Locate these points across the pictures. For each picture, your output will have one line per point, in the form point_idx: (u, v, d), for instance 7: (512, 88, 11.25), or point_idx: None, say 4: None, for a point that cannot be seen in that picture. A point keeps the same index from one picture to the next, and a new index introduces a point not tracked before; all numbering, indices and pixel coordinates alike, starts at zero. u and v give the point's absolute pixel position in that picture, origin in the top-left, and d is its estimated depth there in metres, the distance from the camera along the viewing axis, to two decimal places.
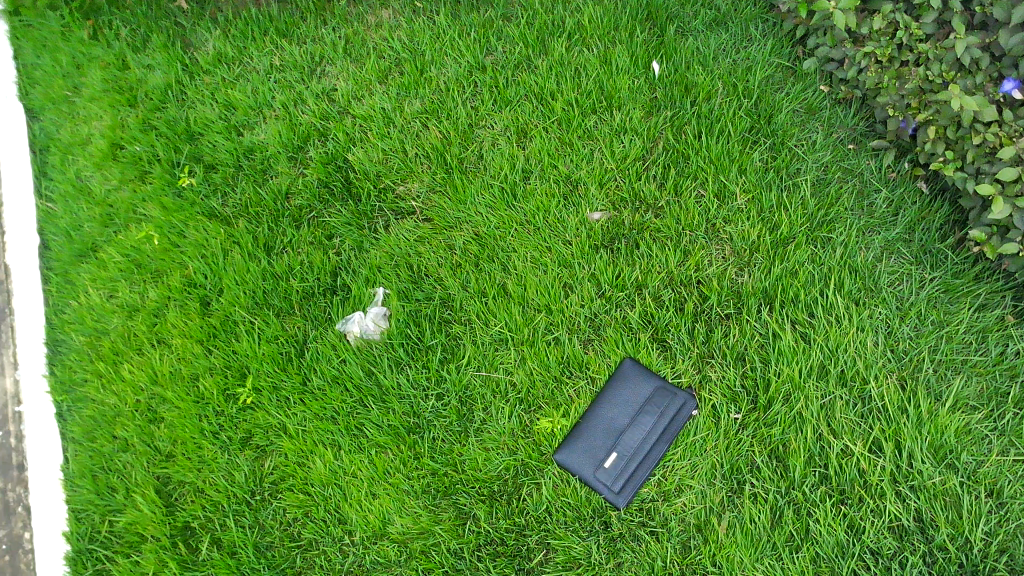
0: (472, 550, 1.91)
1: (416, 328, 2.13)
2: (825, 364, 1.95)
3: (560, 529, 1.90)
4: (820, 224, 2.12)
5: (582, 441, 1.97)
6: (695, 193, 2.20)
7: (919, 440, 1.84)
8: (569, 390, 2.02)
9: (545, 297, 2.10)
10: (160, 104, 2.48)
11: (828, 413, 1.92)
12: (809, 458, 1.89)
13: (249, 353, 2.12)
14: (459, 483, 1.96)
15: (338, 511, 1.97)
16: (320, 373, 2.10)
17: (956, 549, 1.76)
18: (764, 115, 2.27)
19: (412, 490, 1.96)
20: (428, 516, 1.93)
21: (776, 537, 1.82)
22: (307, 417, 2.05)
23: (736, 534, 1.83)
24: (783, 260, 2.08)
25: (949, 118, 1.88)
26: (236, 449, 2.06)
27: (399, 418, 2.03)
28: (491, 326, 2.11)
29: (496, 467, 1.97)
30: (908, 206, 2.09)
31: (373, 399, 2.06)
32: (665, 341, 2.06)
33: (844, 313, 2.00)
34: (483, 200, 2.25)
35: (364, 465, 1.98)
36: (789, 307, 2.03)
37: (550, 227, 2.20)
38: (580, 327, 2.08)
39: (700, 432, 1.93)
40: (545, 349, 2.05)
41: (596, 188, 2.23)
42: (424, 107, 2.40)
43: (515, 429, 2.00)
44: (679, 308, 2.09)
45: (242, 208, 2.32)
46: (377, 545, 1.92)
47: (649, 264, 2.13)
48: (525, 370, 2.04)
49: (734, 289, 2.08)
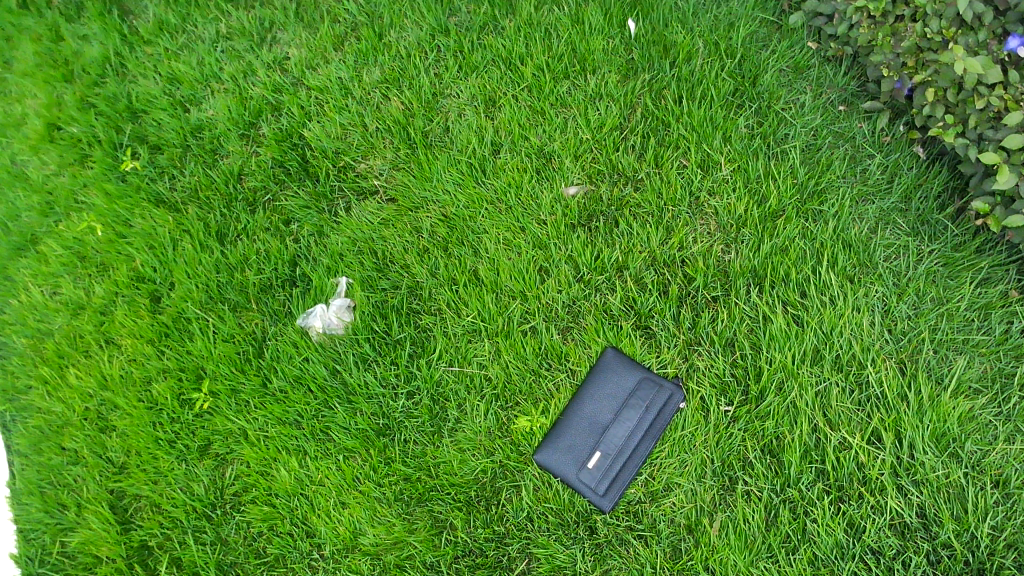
0: (450, 562, 1.76)
1: (383, 322, 2.01)
2: (820, 349, 1.82)
3: (542, 536, 1.76)
4: (812, 195, 2.00)
5: (565, 440, 1.81)
6: (678, 163, 2.09)
7: (921, 429, 1.70)
8: (547, 384, 1.90)
9: (520, 283, 1.98)
10: (99, 78, 2.41)
11: (823, 402, 1.77)
12: (805, 453, 1.74)
13: (204, 353, 1.98)
14: (435, 489, 1.82)
15: (306, 524, 1.82)
16: (281, 374, 1.96)
17: (962, 546, 1.61)
18: (749, 77, 2.16)
19: (385, 498, 1.82)
20: (403, 526, 1.79)
21: (771, 538, 1.67)
22: (268, 421, 1.91)
23: (729, 535, 1.69)
24: (773, 236, 1.96)
25: (948, 80, 1.70)
26: (195, 458, 1.91)
27: (368, 421, 1.90)
28: (463, 316, 1.99)
29: (473, 470, 1.83)
30: (903, 172, 1.98)
31: (339, 400, 1.93)
32: (649, 329, 1.93)
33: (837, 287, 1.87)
34: (449, 176, 2.15)
35: (332, 473, 1.84)
36: (781, 287, 1.90)
37: (523, 205, 2.09)
38: (559, 315, 1.96)
39: (688, 426, 1.80)
40: (522, 341, 1.93)
41: (572, 160, 2.13)
42: (384, 76, 2.31)
43: (491, 429, 1.87)
44: (662, 292, 1.97)
45: (192, 193, 2.22)
46: (349, 559, 1.77)
47: (629, 243, 2.01)
48: (500, 364, 1.92)
49: (722, 269, 1.96)
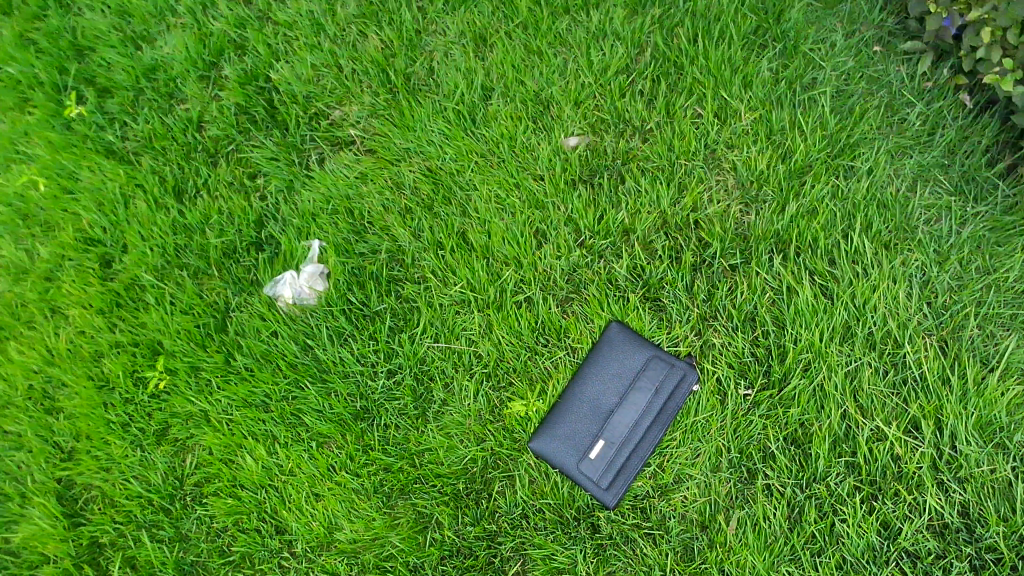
0: (437, 563, 1.58)
1: (361, 292, 1.81)
2: (852, 325, 1.60)
3: (540, 536, 1.58)
4: (842, 148, 1.77)
5: (563, 426, 1.63)
6: (691, 111, 1.86)
7: (964, 415, 1.49)
8: (545, 362, 1.70)
9: (514, 249, 1.78)
10: (40, 12, 2.15)
11: (854, 383, 1.57)
12: (834, 444, 1.54)
13: (161, 325, 1.78)
14: (419, 481, 1.64)
15: (277, 519, 1.64)
16: (248, 350, 1.76)
17: (1010, 549, 1.40)
18: (774, 12, 1.91)
19: (364, 489, 1.64)
20: (383, 521, 1.61)
21: (796, 540, 1.47)
22: (234, 403, 1.72)
23: (747, 535, 1.50)
24: (799, 196, 1.74)
25: (1013, 19, 1.45)
26: (152, 445, 1.71)
27: (344, 403, 1.71)
28: (450, 286, 1.79)
29: (462, 458, 1.65)
30: (947, 123, 1.75)
31: (312, 378, 1.73)
32: (658, 301, 1.74)
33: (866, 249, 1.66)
34: (436, 126, 1.92)
35: (304, 462, 1.66)
36: (807, 254, 1.68)
37: (518, 158, 1.87)
38: (556, 286, 1.76)
39: (703, 411, 1.61)
40: (517, 314, 1.74)
41: (572, 108, 1.90)
42: (362, 10, 2.07)
43: (482, 412, 1.68)
44: (674, 258, 1.76)
45: (145, 142, 1.99)
46: (324, 558, 1.59)
47: (637, 202, 1.80)
48: (492, 341, 1.73)
49: (741, 234, 1.76)
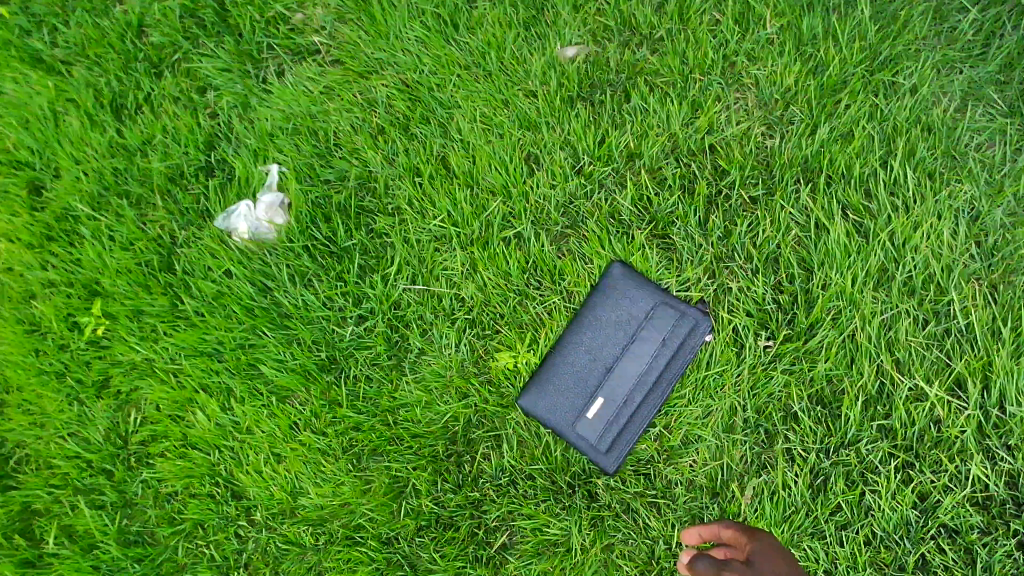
0: (413, 533, 1.73)
1: (326, 226, 1.83)
2: (889, 268, 1.63)
3: (530, 507, 1.70)
4: (882, 66, 1.71)
5: (565, 388, 1.70)
6: (709, 18, 1.77)
7: (1016, 373, 1.55)
8: (538, 308, 1.75)
9: (501, 176, 1.78)
10: None
11: (890, 333, 1.62)
12: (869, 401, 1.62)
13: (100, 267, 1.81)
14: (392, 441, 1.75)
15: (233, 486, 1.77)
16: (199, 292, 1.81)
17: None
18: None
19: (331, 449, 1.75)
20: (353, 487, 1.74)
21: (815, 508, 1.60)
22: (182, 353, 1.79)
23: (763, 508, 1.62)
24: (831, 116, 1.70)
25: None
26: (90, 397, 1.79)
27: (307, 356, 1.78)
28: (429, 219, 1.80)
29: (443, 416, 1.75)
30: (1007, 33, 1.67)
31: (269, 326, 1.80)
32: (668, 239, 1.75)
33: (908, 203, 1.64)
34: (412, 34, 1.84)
35: (265, 420, 1.76)
36: (839, 186, 1.68)
37: (506, 70, 1.81)
38: (549, 219, 1.78)
39: (716, 366, 1.67)
40: (505, 255, 1.76)
41: (570, 12, 1.80)
42: None
43: (466, 364, 1.76)
44: (687, 189, 1.75)
45: (79, 49, 1.89)
46: (287, 528, 1.73)
47: (643, 125, 1.76)
48: (475, 283, 1.77)
49: (762, 159, 1.74)
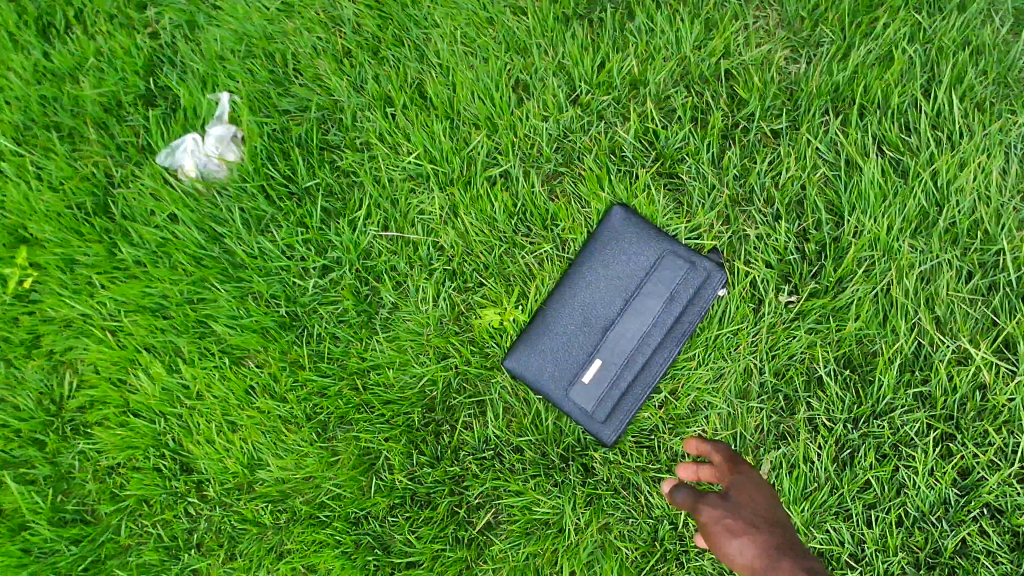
0: (387, 513, 1.92)
1: (286, 167, 2.05)
2: (891, 212, 1.81)
3: (519, 483, 1.89)
4: (857, 26, 1.90)
5: (566, 357, 1.85)
6: None
7: None
8: (530, 258, 1.97)
9: (483, 109, 1.99)
10: None
11: (933, 284, 1.78)
12: (849, 361, 1.81)
13: (22, 211, 2.01)
14: (362, 405, 1.96)
15: (182, 452, 1.99)
16: (143, 240, 2.03)
17: None
18: None
19: (291, 417, 1.97)
20: (319, 461, 1.94)
21: (849, 486, 1.76)
22: (127, 312, 2.02)
23: (784, 484, 1.78)
24: (869, 38, 1.89)
25: None
26: (22, 362, 2.01)
27: (264, 314, 2.00)
28: (404, 158, 2.02)
29: (419, 380, 1.97)
30: None
31: (218, 279, 2.02)
32: (676, 179, 1.96)
33: (865, 203, 1.82)
34: None
35: (220, 387, 1.97)
36: (877, 123, 1.85)
37: None
38: (535, 160, 2.00)
39: (729, 326, 1.85)
40: (492, 199, 1.98)
41: None
42: None
43: (446, 319, 1.98)
44: (695, 121, 1.96)
45: None
46: (245, 505, 1.94)
47: (647, 55, 1.96)
48: (456, 229, 1.99)
49: (787, 89, 1.93)
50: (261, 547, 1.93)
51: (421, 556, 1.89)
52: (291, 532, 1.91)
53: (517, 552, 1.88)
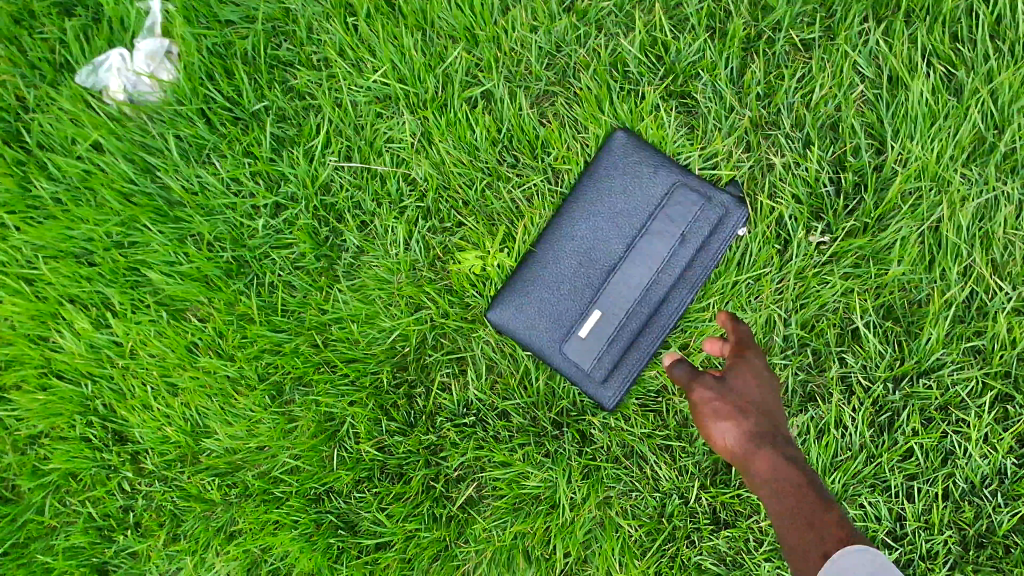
0: (353, 488, 1.67)
1: (229, 88, 1.73)
2: (943, 137, 1.53)
3: (504, 453, 1.64)
4: None
5: (560, 306, 1.58)
6: None
7: None
8: (517, 194, 1.69)
9: (461, 19, 1.68)
10: None
11: (990, 222, 1.52)
12: (890, 310, 1.56)
13: None
14: (322, 364, 1.69)
15: (116, 418, 1.71)
16: (63, 173, 1.71)
17: None
18: None
19: (240, 378, 1.70)
20: (274, 429, 1.68)
21: (888, 455, 1.52)
22: (44, 257, 1.70)
23: (812, 453, 1.55)
24: None
25: None
26: None
27: (209, 261, 1.70)
28: (369, 78, 1.71)
29: (389, 335, 1.70)
30: None
31: (151, 219, 1.71)
32: (688, 100, 1.67)
33: (913, 125, 1.54)
34: None
35: (156, 345, 1.69)
36: (930, 30, 1.55)
37: None
38: (524, 80, 1.70)
39: (749, 271, 1.59)
40: (473, 124, 1.69)
41: None
42: None
43: (421, 265, 1.70)
44: (711, 31, 1.65)
45: None
46: (190, 479, 1.67)
47: None
48: (431, 161, 1.70)
49: None
50: (208, 528, 1.66)
51: (392, 536, 1.64)
52: (242, 510, 1.66)
53: (503, 531, 1.64)
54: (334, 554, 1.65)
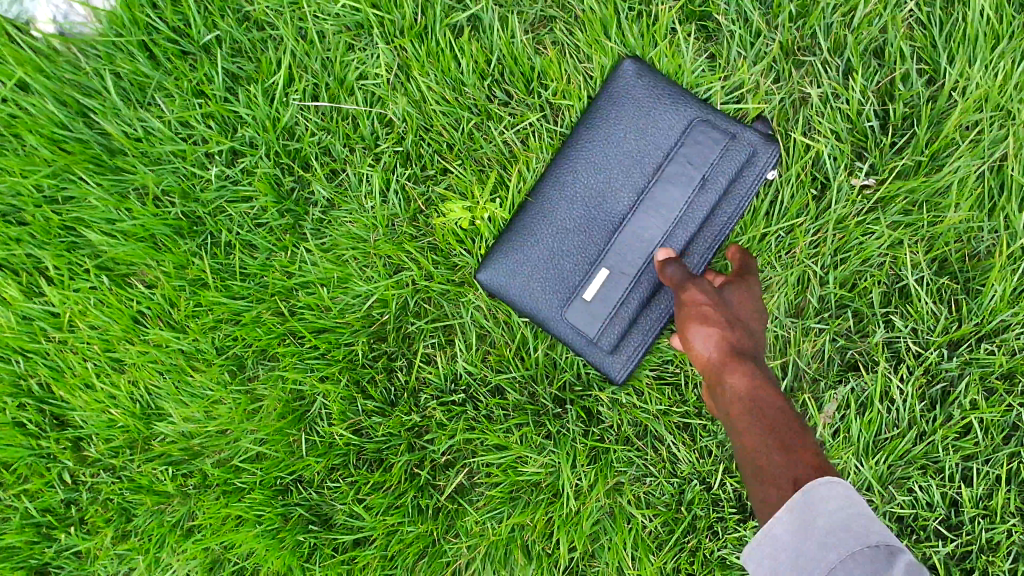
0: (326, 477, 1.46)
1: (173, 15, 1.44)
2: (1010, 62, 1.30)
3: (499, 435, 1.44)
4: None
5: (561, 264, 1.36)
6: None
7: None
8: (510, 136, 1.47)
9: None
10: None
11: None
12: (945, 265, 1.35)
13: None
14: (288, 336, 1.47)
15: (54, 399, 1.48)
16: None
17: None
18: None
19: (197, 352, 1.47)
20: (238, 409, 1.47)
21: (945, 433, 1.31)
22: None
23: (855, 432, 1.34)
24: None
25: None
26: None
27: (158, 219, 1.45)
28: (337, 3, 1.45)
29: (365, 302, 1.48)
30: None
31: (89, 170, 1.43)
32: (707, 24, 1.44)
33: (973, 49, 1.31)
34: None
35: (97, 316, 1.44)
36: None
37: None
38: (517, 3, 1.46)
39: (781, 222, 1.38)
40: (458, 54, 1.46)
41: None
42: None
43: (400, 220, 1.48)
44: None
45: None
46: (144, 466, 1.46)
47: None
48: (410, 97, 1.47)
49: None
50: (162, 524, 1.45)
51: (371, 531, 1.43)
52: (201, 503, 1.45)
53: (498, 523, 1.44)
54: (305, 551, 1.45)
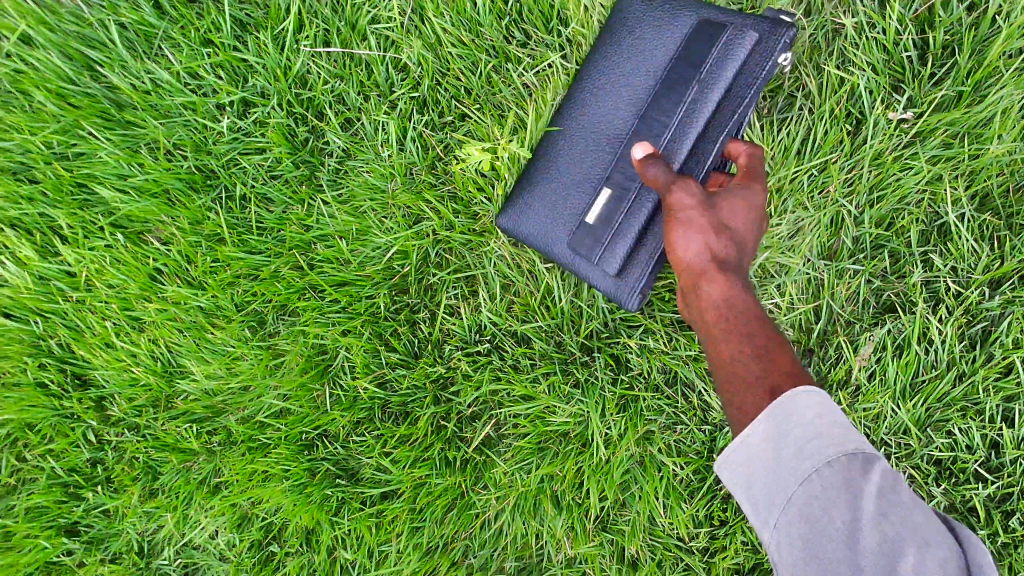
0: (352, 431, 1.44)
1: None
2: None
3: (526, 386, 1.42)
4: None
5: (565, 197, 1.30)
6: None
7: None
8: (530, 79, 1.44)
9: None
10: None
11: None
12: (985, 200, 1.30)
13: None
14: (308, 288, 1.44)
15: (74, 359, 1.46)
16: None
17: None
18: None
19: (215, 308, 1.44)
20: (260, 365, 1.44)
21: (986, 373, 1.27)
22: None
23: (891, 374, 1.31)
24: None
25: None
26: None
27: (171, 172, 1.41)
28: None
29: (386, 253, 1.44)
30: None
31: (97, 123, 1.39)
32: None
33: None
34: None
35: (112, 274, 1.41)
36: None
37: None
38: None
39: (814, 158, 1.35)
40: None
41: None
42: None
43: (420, 169, 1.44)
44: None
45: None
46: (166, 426, 1.44)
47: None
48: (426, 42, 1.42)
49: None
50: (189, 481, 1.45)
51: (399, 485, 1.42)
52: (226, 459, 1.43)
53: (527, 474, 1.42)
54: (333, 506, 1.43)
